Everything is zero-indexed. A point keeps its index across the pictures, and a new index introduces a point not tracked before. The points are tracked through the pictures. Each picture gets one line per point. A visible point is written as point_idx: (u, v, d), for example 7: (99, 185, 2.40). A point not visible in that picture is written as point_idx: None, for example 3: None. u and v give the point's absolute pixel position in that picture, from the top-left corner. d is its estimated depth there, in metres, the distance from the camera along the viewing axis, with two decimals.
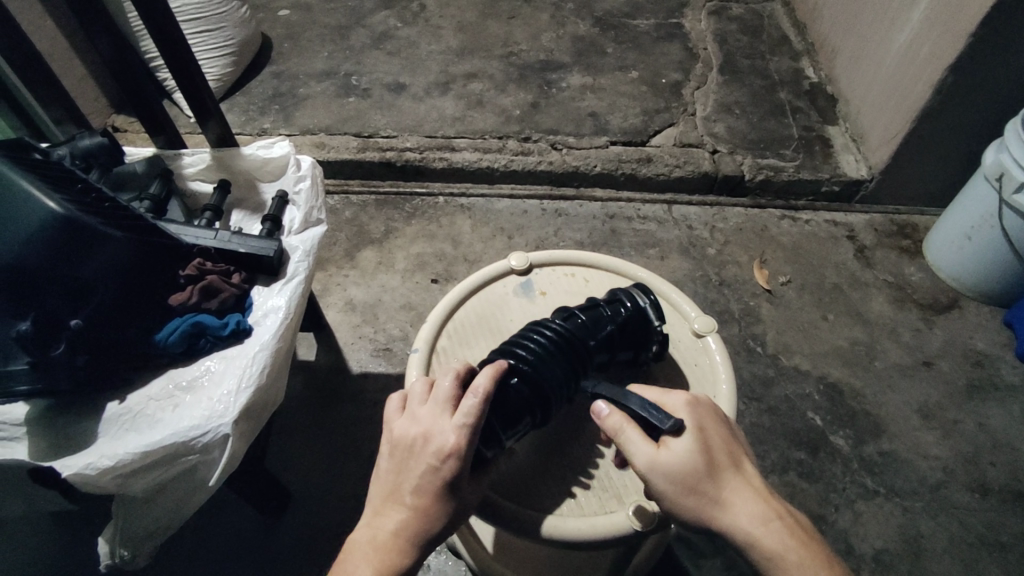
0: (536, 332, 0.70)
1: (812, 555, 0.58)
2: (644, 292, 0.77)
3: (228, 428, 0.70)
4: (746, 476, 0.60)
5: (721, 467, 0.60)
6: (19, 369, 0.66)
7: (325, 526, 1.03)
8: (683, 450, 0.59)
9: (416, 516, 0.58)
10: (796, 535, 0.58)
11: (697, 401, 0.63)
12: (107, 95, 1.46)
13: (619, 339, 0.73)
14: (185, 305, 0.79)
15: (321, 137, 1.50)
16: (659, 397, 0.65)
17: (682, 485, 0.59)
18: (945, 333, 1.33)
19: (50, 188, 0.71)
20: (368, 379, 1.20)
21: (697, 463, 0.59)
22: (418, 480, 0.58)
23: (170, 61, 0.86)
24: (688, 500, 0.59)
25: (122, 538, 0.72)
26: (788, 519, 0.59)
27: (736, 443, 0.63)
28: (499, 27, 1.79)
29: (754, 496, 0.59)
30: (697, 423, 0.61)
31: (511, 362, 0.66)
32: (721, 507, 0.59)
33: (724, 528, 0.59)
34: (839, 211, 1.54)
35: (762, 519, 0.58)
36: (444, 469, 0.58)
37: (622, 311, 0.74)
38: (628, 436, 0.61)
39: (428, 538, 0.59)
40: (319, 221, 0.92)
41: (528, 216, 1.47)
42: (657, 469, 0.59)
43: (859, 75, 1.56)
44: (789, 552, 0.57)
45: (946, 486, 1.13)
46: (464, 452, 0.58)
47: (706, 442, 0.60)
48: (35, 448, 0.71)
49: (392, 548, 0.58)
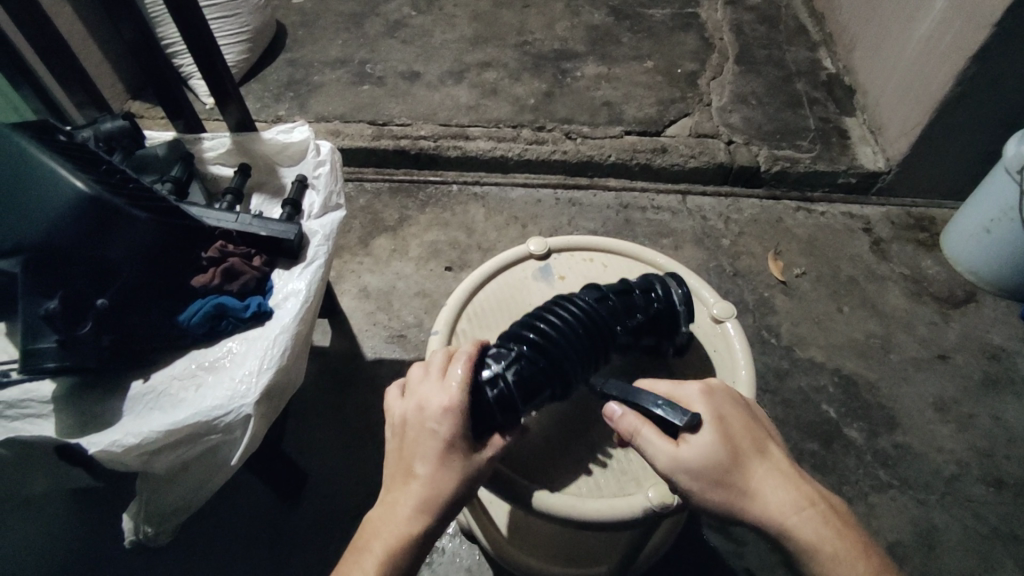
0: (562, 308, 0.69)
1: (846, 541, 0.59)
2: (678, 282, 0.77)
3: (250, 408, 0.70)
4: (773, 461, 0.61)
5: (747, 456, 0.60)
6: (49, 347, 0.68)
7: (341, 510, 1.05)
8: (704, 442, 0.59)
9: (427, 483, 0.59)
10: (831, 522, 0.59)
11: (712, 389, 0.63)
12: (125, 81, 1.47)
13: (645, 328, 0.74)
14: (207, 287, 0.80)
15: (336, 125, 1.50)
16: (672, 390, 0.64)
17: (709, 479, 0.59)
18: (962, 327, 1.32)
19: (77, 168, 0.72)
20: (383, 365, 1.21)
21: (721, 454, 0.59)
22: (423, 446, 0.60)
23: (194, 44, 0.86)
24: (716, 494, 0.59)
25: (146, 515, 0.74)
26: (821, 506, 0.60)
27: (758, 427, 0.63)
28: (514, 16, 1.79)
29: (783, 483, 0.59)
30: (715, 412, 0.61)
31: (534, 337, 0.67)
32: (752, 498, 0.59)
33: (757, 520, 0.59)
34: (856, 203, 1.52)
35: (794, 508, 0.59)
36: (444, 430, 0.60)
37: (653, 301, 0.74)
38: (646, 436, 0.61)
39: (442, 507, 0.59)
40: (338, 206, 0.93)
41: (542, 205, 1.47)
42: (680, 466, 0.59)
43: (878, 66, 1.54)
44: (825, 540, 0.58)
45: (961, 479, 1.12)
46: (460, 408, 0.60)
47: (727, 431, 0.60)
48: (62, 425, 0.72)
49: (409, 520, 0.58)
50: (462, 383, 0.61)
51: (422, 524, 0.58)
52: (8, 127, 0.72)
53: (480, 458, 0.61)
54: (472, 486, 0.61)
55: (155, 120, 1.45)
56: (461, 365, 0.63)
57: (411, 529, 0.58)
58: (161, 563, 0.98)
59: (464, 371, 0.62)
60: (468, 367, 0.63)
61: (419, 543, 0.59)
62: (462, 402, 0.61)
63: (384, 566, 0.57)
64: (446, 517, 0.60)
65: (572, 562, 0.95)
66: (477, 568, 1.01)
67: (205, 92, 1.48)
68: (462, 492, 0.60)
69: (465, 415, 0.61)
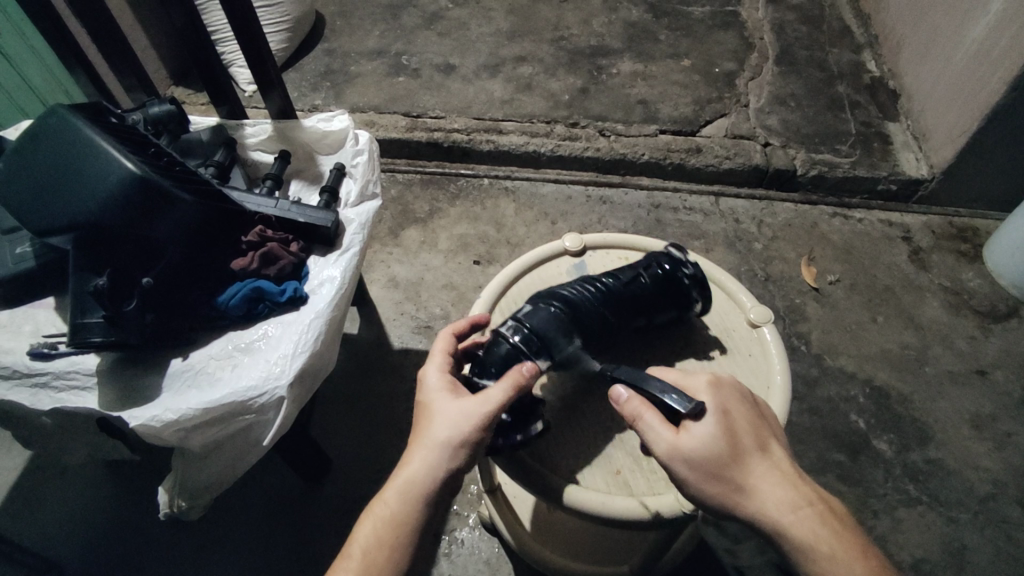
0: (576, 283, 0.74)
1: (845, 544, 0.56)
2: (681, 251, 0.78)
3: (284, 390, 0.72)
4: (775, 460, 0.59)
5: (749, 452, 0.59)
6: (96, 322, 0.71)
7: (362, 494, 1.06)
8: (706, 433, 0.58)
9: (418, 438, 0.61)
10: (829, 523, 0.57)
11: (721, 381, 0.62)
12: (169, 68, 1.51)
13: (657, 294, 0.74)
14: (246, 270, 0.82)
15: (371, 115, 1.51)
16: (681, 378, 0.64)
17: (705, 472, 0.58)
18: (1002, 342, 1.28)
19: (128, 149, 0.74)
20: (409, 355, 1.22)
21: (721, 446, 0.58)
22: (416, 413, 0.63)
23: (239, 31, 0.88)
24: (711, 487, 0.58)
25: (181, 491, 0.74)
26: (821, 506, 0.58)
27: (765, 425, 0.61)
28: (551, 11, 1.77)
29: (781, 482, 0.58)
30: (722, 406, 0.60)
31: (542, 300, 0.71)
32: (748, 495, 0.57)
33: (751, 516, 0.58)
34: (895, 210, 1.48)
35: (791, 507, 0.57)
36: (425, 390, 0.64)
37: (660, 267, 0.75)
38: (647, 422, 0.60)
39: (435, 457, 0.59)
40: (374, 195, 0.94)
41: (572, 202, 1.47)
42: (678, 455, 0.58)
43: (926, 70, 1.49)
44: (822, 542, 0.56)
45: (995, 498, 1.09)
46: (438, 370, 0.65)
47: (731, 425, 0.59)
48: (104, 399, 0.74)
49: (405, 472, 0.60)
50: (442, 351, 0.68)
51: (421, 476, 0.59)
52: (67, 110, 0.74)
53: (468, 404, 0.60)
54: (464, 432, 0.59)
55: (197, 106, 1.48)
56: (442, 341, 0.69)
57: (407, 481, 0.59)
58: (187, 536, 1.01)
59: (444, 343, 0.68)
60: (448, 340, 0.69)
61: (422, 499, 0.59)
62: (441, 366, 0.66)
63: (390, 518, 0.59)
64: (452, 472, 0.59)
65: (597, 562, 0.95)
66: (496, 560, 1.01)
67: (246, 80, 1.51)
68: (457, 438, 0.59)
69: (448, 376, 0.65)
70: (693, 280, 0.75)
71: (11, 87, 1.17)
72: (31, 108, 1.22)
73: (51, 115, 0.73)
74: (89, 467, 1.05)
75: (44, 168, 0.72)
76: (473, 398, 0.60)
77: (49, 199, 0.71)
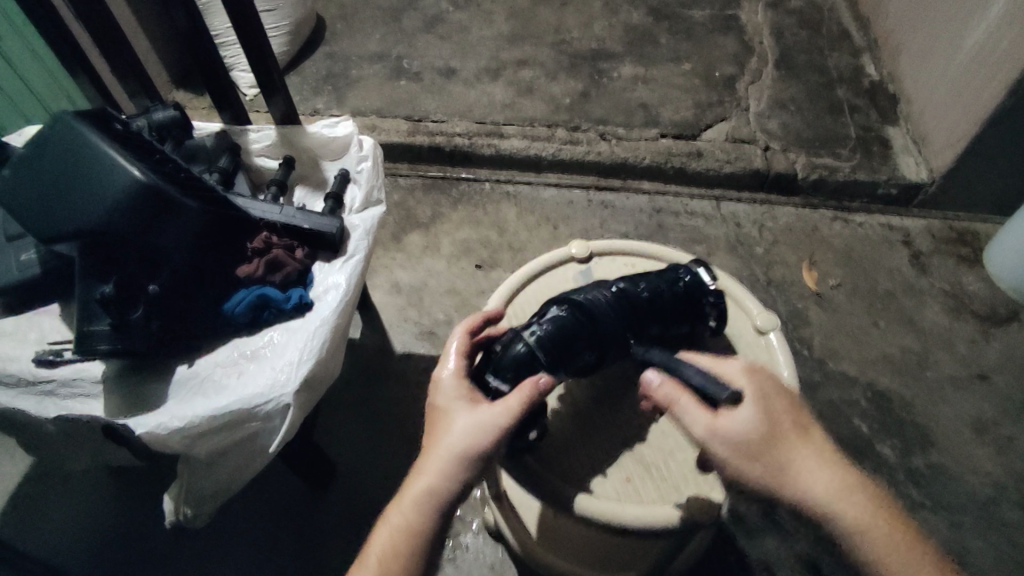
0: (594, 289, 0.73)
1: (883, 521, 0.59)
2: (710, 272, 0.77)
3: (290, 398, 0.72)
4: (815, 440, 0.61)
5: (789, 433, 0.60)
6: (102, 330, 0.71)
7: (367, 501, 1.06)
8: (744, 415, 0.60)
9: (432, 444, 0.61)
10: (867, 497, 0.60)
11: (756, 367, 0.64)
12: (170, 72, 1.50)
13: (677, 308, 0.73)
14: (251, 277, 0.82)
15: (372, 119, 1.51)
16: (714, 365, 0.65)
17: (749, 452, 0.59)
18: (1003, 346, 1.29)
19: (134, 157, 0.73)
20: (412, 360, 1.22)
21: (759, 427, 0.60)
22: (430, 418, 0.64)
23: (243, 38, 0.89)
24: (754, 467, 0.59)
25: (187, 498, 0.75)
26: (861, 484, 0.60)
27: (803, 408, 0.63)
28: (551, 14, 1.77)
29: (824, 461, 0.60)
30: (759, 389, 0.62)
31: (562, 304, 0.70)
32: (792, 476, 0.59)
33: (795, 499, 0.59)
34: (896, 215, 1.49)
35: (835, 485, 0.59)
36: (441, 395, 0.64)
37: (682, 282, 0.75)
38: (683, 406, 0.61)
39: (450, 465, 0.59)
40: (378, 201, 0.94)
41: (574, 206, 1.47)
42: (719, 436, 0.60)
43: (926, 74, 1.50)
44: (864, 520, 0.59)
45: (996, 503, 1.10)
46: (453, 374, 0.66)
47: (768, 407, 0.61)
48: (110, 406, 0.75)
49: (421, 480, 0.60)
50: (457, 355, 0.69)
51: (434, 484, 0.59)
52: (72, 116, 0.73)
53: (483, 412, 0.60)
54: (479, 441, 0.59)
55: (198, 110, 1.48)
56: (458, 341, 0.70)
57: (420, 488, 0.59)
58: (192, 543, 1.01)
59: (459, 345, 0.69)
60: (464, 340, 0.70)
61: (431, 507, 0.59)
62: (455, 372, 0.67)
63: (404, 524, 0.59)
64: (462, 482, 0.60)
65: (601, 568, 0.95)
66: (500, 565, 1.01)
67: (248, 84, 1.51)
68: (471, 447, 0.59)
69: (462, 381, 0.66)
70: (716, 307, 0.76)
71: (13, 93, 1.16)
72: (33, 113, 1.21)
73: (57, 122, 0.73)
74: (91, 475, 1.05)
75: (49, 175, 0.72)
76: (487, 407, 0.61)
77: (54, 206, 0.71)
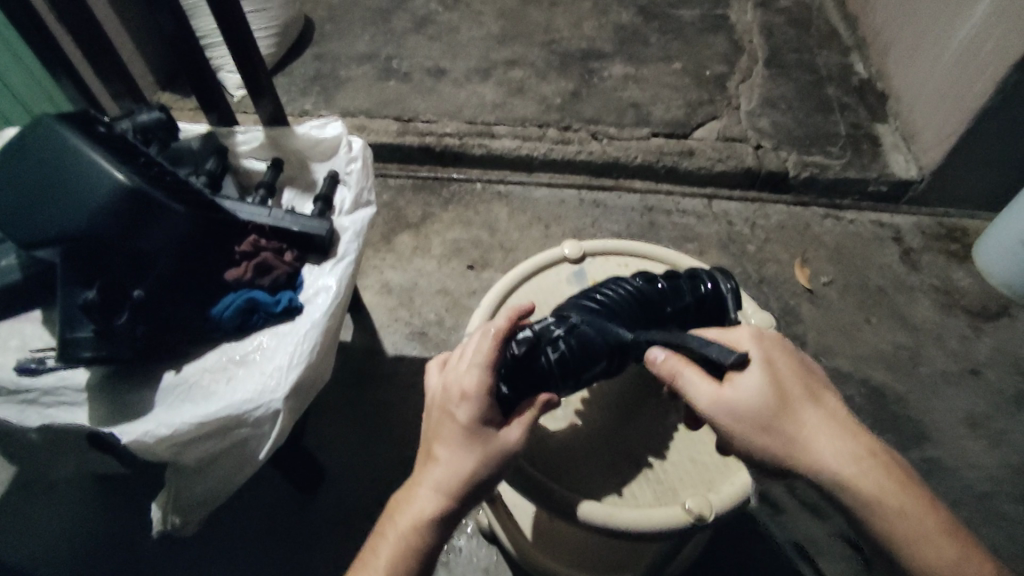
0: (617, 290, 0.72)
1: (911, 495, 0.58)
2: (728, 277, 0.76)
3: (280, 403, 0.71)
4: (825, 409, 0.60)
5: (798, 402, 0.60)
6: (86, 337, 0.70)
7: (359, 507, 1.05)
8: (751, 382, 0.59)
9: (448, 468, 0.59)
10: (895, 475, 0.58)
11: (763, 334, 0.63)
12: (154, 73, 1.48)
13: (696, 318, 0.73)
14: (239, 281, 0.81)
15: (361, 120, 1.50)
16: (719, 335, 0.64)
17: (757, 422, 0.59)
18: (993, 341, 1.29)
19: (117, 159, 0.72)
20: (404, 362, 1.20)
21: (768, 397, 0.59)
22: (444, 431, 0.61)
23: (231, 41, 0.88)
24: (762, 436, 0.59)
25: (174, 506, 0.73)
26: (883, 458, 0.59)
27: (813, 376, 0.62)
28: (541, 14, 1.77)
29: (839, 432, 0.59)
30: (765, 356, 0.61)
31: (587, 308, 0.70)
32: (805, 447, 0.58)
33: (811, 472, 0.58)
34: (886, 212, 1.49)
35: (854, 458, 0.58)
36: (462, 415, 0.60)
37: (703, 288, 0.73)
38: (687, 377, 0.61)
39: (464, 492, 0.60)
40: (368, 203, 0.93)
41: (565, 205, 1.46)
42: (725, 407, 0.59)
43: (913, 72, 1.51)
44: (892, 495, 0.58)
45: (990, 497, 1.10)
46: (478, 387, 0.61)
47: (777, 376, 0.60)
48: (95, 414, 0.73)
49: (431, 503, 0.59)
50: (480, 365, 0.61)
51: (446, 510, 0.59)
52: (55, 120, 0.72)
53: (504, 447, 0.61)
54: (496, 473, 0.61)
55: (184, 111, 1.46)
56: (488, 343, 0.62)
57: (431, 510, 0.59)
58: (181, 552, 0.99)
59: (488, 348, 0.62)
60: (495, 344, 0.62)
61: (437, 525, 0.60)
62: (478, 386, 0.61)
63: (406, 539, 0.60)
64: (468, 502, 0.61)
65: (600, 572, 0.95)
66: (494, 569, 1.00)
67: (235, 85, 1.49)
68: (487, 477, 0.60)
69: (487, 398, 0.61)
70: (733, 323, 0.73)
71: None
72: (19, 118, 1.21)
73: (36, 125, 0.72)
74: (77, 482, 1.03)
75: (29, 180, 0.70)
76: (506, 438, 0.61)
77: (35, 210, 0.69)
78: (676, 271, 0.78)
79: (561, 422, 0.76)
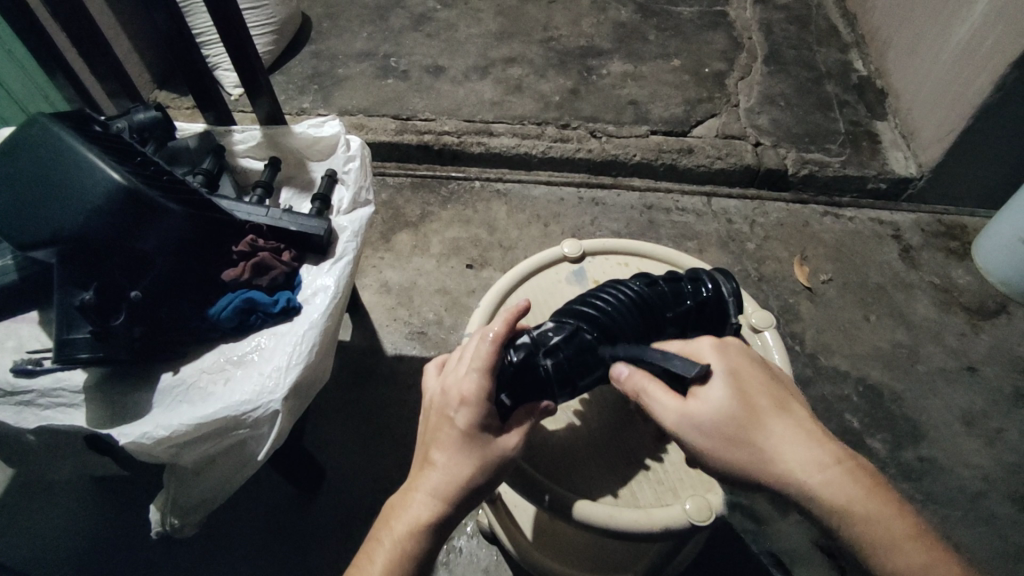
0: (614, 294, 0.71)
1: (881, 502, 0.57)
2: (729, 277, 0.75)
3: (279, 404, 0.70)
4: (792, 418, 0.59)
5: (763, 412, 0.59)
6: (82, 338, 0.69)
7: (357, 507, 1.05)
8: (714, 395, 0.60)
9: (445, 472, 0.59)
10: (859, 481, 0.57)
11: (725, 344, 0.63)
12: (151, 72, 1.48)
13: (697, 321, 0.72)
14: (237, 281, 0.80)
15: (360, 118, 1.50)
16: (685, 346, 0.65)
17: (721, 435, 0.59)
18: (992, 339, 1.29)
19: (113, 159, 0.71)
20: (403, 362, 1.20)
21: (732, 409, 0.59)
22: (441, 434, 0.60)
23: (229, 42, 0.87)
24: (728, 451, 0.58)
25: (173, 508, 0.73)
26: (849, 464, 0.57)
27: (779, 386, 0.61)
28: (540, 11, 1.76)
29: (805, 441, 0.58)
30: (727, 366, 0.61)
31: (586, 313, 0.69)
32: (770, 459, 0.57)
33: (778, 484, 0.58)
34: (884, 209, 1.49)
35: (819, 466, 0.57)
36: (460, 418, 0.60)
37: (703, 291, 0.73)
38: (653, 394, 0.62)
39: (461, 496, 0.59)
40: (367, 202, 0.93)
41: (564, 204, 1.46)
42: (689, 421, 0.59)
43: (913, 70, 1.51)
44: (859, 501, 0.56)
45: (986, 495, 1.10)
46: (476, 391, 0.60)
47: (739, 386, 0.60)
48: (92, 416, 0.73)
49: (427, 507, 0.59)
50: (478, 370, 0.61)
51: (442, 515, 0.59)
52: (50, 119, 0.71)
53: (502, 452, 0.61)
54: (493, 478, 0.61)
55: (182, 110, 1.46)
56: (486, 346, 0.62)
57: (427, 514, 0.59)
58: (180, 553, 0.99)
59: (486, 351, 0.62)
60: (494, 348, 0.62)
61: (433, 532, 0.59)
62: (478, 390, 0.60)
63: (401, 545, 0.59)
64: (464, 506, 0.60)
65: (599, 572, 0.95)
66: (494, 569, 1.00)
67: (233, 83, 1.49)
68: (483, 482, 0.60)
69: (485, 402, 0.60)
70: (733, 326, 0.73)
71: None
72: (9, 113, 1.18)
73: (33, 124, 0.71)
74: (75, 482, 1.03)
75: (24, 180, 0.69)
76: (504, 443, 0.61)
77: (30, 210, 0.69)
78: (678, 272, 0.77)
79: (560, 422, 0.76)
